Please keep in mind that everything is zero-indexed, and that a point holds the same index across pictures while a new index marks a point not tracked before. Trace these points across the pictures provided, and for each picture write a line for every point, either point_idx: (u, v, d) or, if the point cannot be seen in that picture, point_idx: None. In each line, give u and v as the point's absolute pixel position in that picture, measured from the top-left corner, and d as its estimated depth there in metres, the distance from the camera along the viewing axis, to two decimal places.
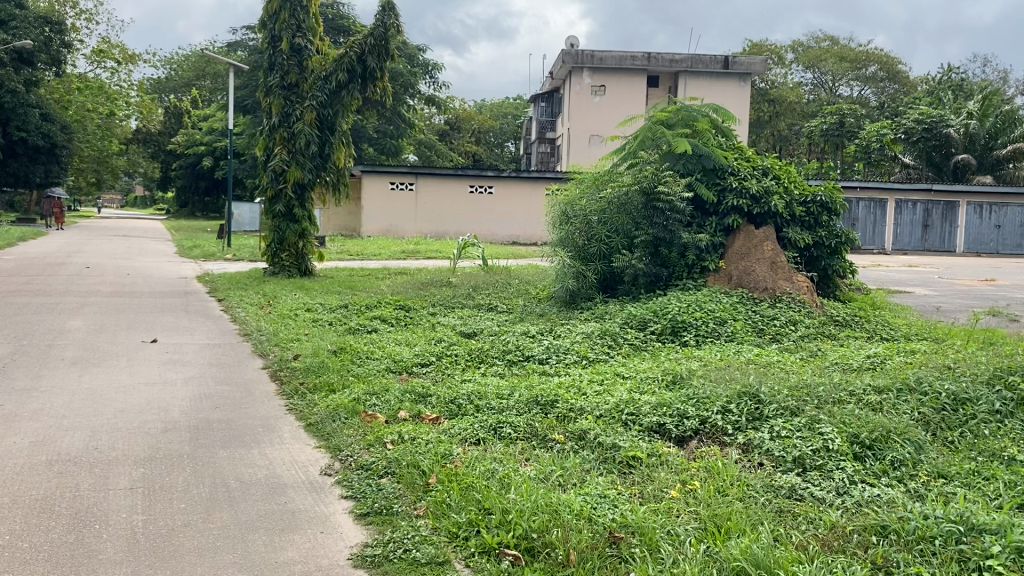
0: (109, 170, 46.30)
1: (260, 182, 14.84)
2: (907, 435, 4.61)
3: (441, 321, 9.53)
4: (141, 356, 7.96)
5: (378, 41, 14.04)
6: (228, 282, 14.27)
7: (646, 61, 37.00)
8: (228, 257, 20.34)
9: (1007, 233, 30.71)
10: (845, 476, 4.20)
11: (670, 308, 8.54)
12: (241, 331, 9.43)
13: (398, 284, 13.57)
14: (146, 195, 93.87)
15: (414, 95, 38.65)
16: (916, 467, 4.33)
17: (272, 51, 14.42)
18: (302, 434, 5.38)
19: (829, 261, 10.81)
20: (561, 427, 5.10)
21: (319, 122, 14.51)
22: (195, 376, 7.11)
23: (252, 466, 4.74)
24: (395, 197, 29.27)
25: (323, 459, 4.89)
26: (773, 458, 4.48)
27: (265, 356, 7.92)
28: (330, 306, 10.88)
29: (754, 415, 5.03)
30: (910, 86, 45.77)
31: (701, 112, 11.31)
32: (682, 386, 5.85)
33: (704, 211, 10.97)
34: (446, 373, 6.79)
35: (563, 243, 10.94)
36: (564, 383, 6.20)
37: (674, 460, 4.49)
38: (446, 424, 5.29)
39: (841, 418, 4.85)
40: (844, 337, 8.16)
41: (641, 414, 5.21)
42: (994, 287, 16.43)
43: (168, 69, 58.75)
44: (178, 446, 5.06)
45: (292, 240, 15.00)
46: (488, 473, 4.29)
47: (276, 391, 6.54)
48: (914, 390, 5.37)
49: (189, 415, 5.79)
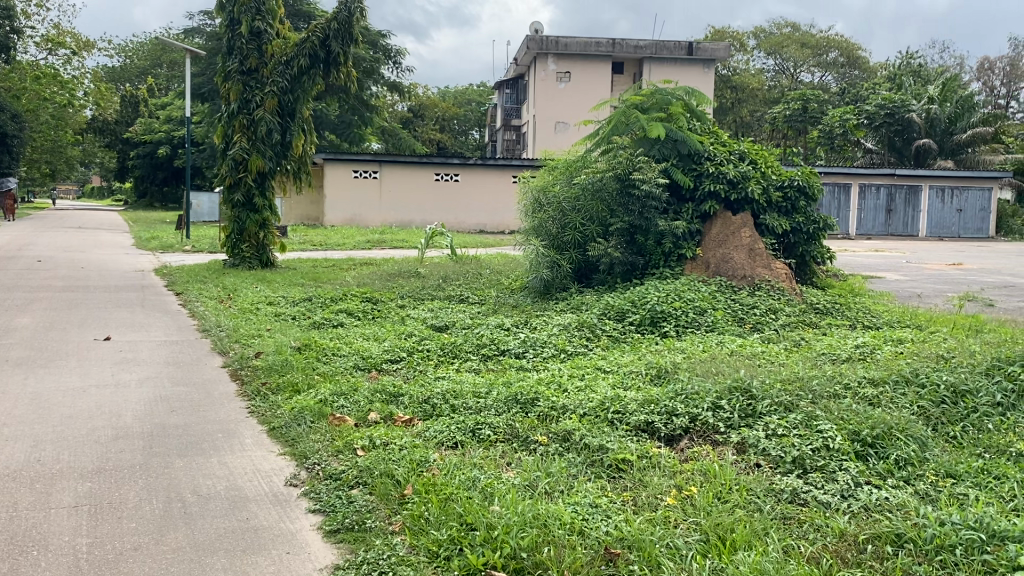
0: (63, 160, 44.92)
1: (218, 171, 14.33)
2: (910, 432, 4.37)
3: (410, 313, 9.17)
4: (93, 355, 7.49)
5: (342, 25, 13.46)
6: (187, 275, 13.75)
7: (611, 47, 36.76)
8: (187, 248, 19.75)
9: (968, 217, 30.99)
10: (851, 478, 3.94)
11: (649, 297, 8.22)
12: (200, 327, 8.99)
13: (364, 275, 13.16)
14: (102, 186, 91.92)
15: (377, 82, 37.99)
16: (923, 466, 4.09)
17: (230, 35, 13.86)
18: (265, 439, 5.02)
19: (805, 247, 10.64)
20: (544, 428, 4.79)
21: (280, 108, 14.02)
22: (150, 377, 6.68)
23: (210, 478, 4.36)
24: (358, 185, 28.75)
25: (290, 468, 4.53)
26: (770, 459, 4.21)
27: (226, 354, 7.49)
28: (293, 299, 10.46)
29: (746, 411, 4.75)
30: (870, 71, 46.15)
31: (674, 96, 11.03)
32: (668, 381, 5.55)
33: (679, 197, 10.68)
34: (418, 370, 6.45)
35: (536, 231, 10.62)
36: (544, 379, 5.86)
37: (665, 463, 4.20)
38: (420, 427, 4.95)
39: (839, 414, 4.61)
40: (826, 325, 7.91)
41: (627, 413, 4.90)
42: (963, 271, 16.38)
43: (123, 57, 57.43)
44: (130, 456, 4.66)
45: (252, 231, 14.50)
46: (470, 481, 3.96)
47: (236, 393, 6.12)
48: (911, 381, 5.13)
49: (142, 421, 5.38)
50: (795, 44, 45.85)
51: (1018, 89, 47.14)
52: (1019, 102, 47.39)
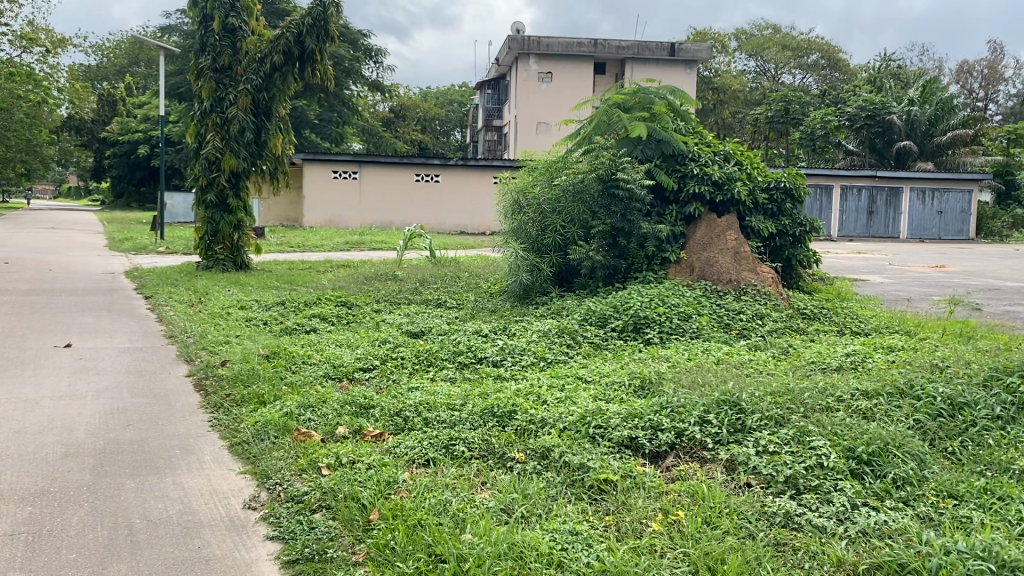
0: (38, 159, 44.16)
1: (191, 171, 13.94)
2: (908, 448, 4.15)
3: (386, 319, 8.88)
4: (50, 364, 7.14)
5: (317, 21, 13.12)
6: (158, 278, 13.37)
7: (593, 47, 36.57)
8: (161, 249, 19.39)
9: (948, 219, 31.06)
10: (847, 500, 3.70)
11: (632, 303, 7.96)
12: (166, 333, 8.67)
13: (341, 278, 12.81)
14: (80, 186, 90.57)
15: (358, 81, 37.64)
16: (922, 487, 3.84)
17: (203, 32, 13.52)
18: (225, 457, 4.72)
19: (791, 250, 10.43)
20: (521, 444, 4.52)
21: (254, 107, 13.67)
22: (109, 387, 6.34)
23: (162, 500, 4.05)
24: (338, 186, 28.37)
25: (250, 488, 4.24)
26: (761, 478, 3.97)
27: (191, 362, 7.17)
28: (265, 303, 10.11)
29: (735, 426, 4.50)
30: (851, 73, 46.28)
31: (658, 96, 10.84)
32: (653, 393, 5.28)
33: (663, 199, 10.44)
34: (391, 380, 6.17)
35: (516, 234, 10.37)
36: (522, 391, 5.58)
37: (650, 483, 3.94)
38: (390, 443, 4.67)
39: (833, 429, 4.36)
40: (813, 332, 7.68)
41: (609, 427, 4.63)
42: (947, 274, 16.27)
43: (99, 56, 56.56)
44: (77, 477, 4.34)
45: (226, 232, 14.13)
46: (441, 506, 3.69)
47: (198, 404, 5.83)
48: (905, 394, 4.89)
49: (95, 436, 5.06)
50: (776, 47, 45.96)
51: (995, 92, 47.54)
52: (997, 104, 47.76)
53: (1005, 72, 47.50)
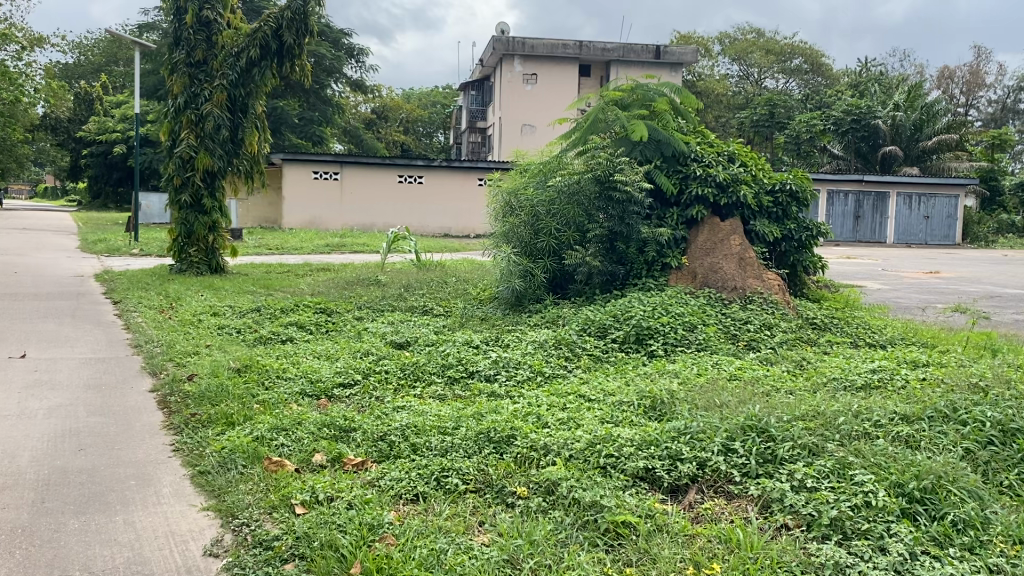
0: (12, 158, 43.17)
1: (164, 169, 13.29)
2: (964, 484, 3.64)
3: (368, 327, 8.34)
4: (1, 377, 6.54)
5: (297, 15, 12.51)
6: (129, 281, 12.75)
7: (578, 49, 36.07)
8: (134, 252, 18.69)
9: (935, 224, 30.88)
10: (905, 548, 3.17)
11: (633, 312, 7.45)
12: (132, 341, 8.09)
13: (321, 282, 12.20)
14: (55, 187, 89.00)
15: (339, 80, 37.01)
16: (988, 531, 3.34)
17: (177, 25, 12.90)
18: (186, 489, 4.16)
19: (797, 255, 10.02)
20: (521, 476, 4.00)
21: (230, 103, 13.04)
22: (63, 405, 5.74)
23: (109, 546, 3.48)
24: (318, 187, 27.73)
25: (213, 529, 3.67)
26: (800, 519, 3.47)
27: (156, 376, 6.57)
28: (239, 310, 9.53)
29: (765, 457, 3.99)
30: (833, 78, 46.17)
31: (658, 92, 10.35)
32: (667, 416, 4.76)
33: (664, 202, 10.00)
34: (374, 397, 5.64)
35: (506, 236, 9.87)
36: (520, 411, 5.04)
37: (675, 525, 3.42)
38: (373, 474, 4.12)
39: (876, 460, 3.86)
40: (825, 343, 7.22)
41: (622, 457, 4.11)
42: (942, 281, 15.90)
43: (77, 54, 55.54)
44: (12, 517, 3.76)
45: (201, 234, 13.47)
46: (431, 557, 3.16)
47: (161, 425, 5.26)
48: (949, 418, 4.41)
49: (39, 464, 4.47)
50: (760, 51, 45.78)
51: (976, 97, 47.64)
52: (978, 110, 47.83)
53: (986, 77, 47.55)
